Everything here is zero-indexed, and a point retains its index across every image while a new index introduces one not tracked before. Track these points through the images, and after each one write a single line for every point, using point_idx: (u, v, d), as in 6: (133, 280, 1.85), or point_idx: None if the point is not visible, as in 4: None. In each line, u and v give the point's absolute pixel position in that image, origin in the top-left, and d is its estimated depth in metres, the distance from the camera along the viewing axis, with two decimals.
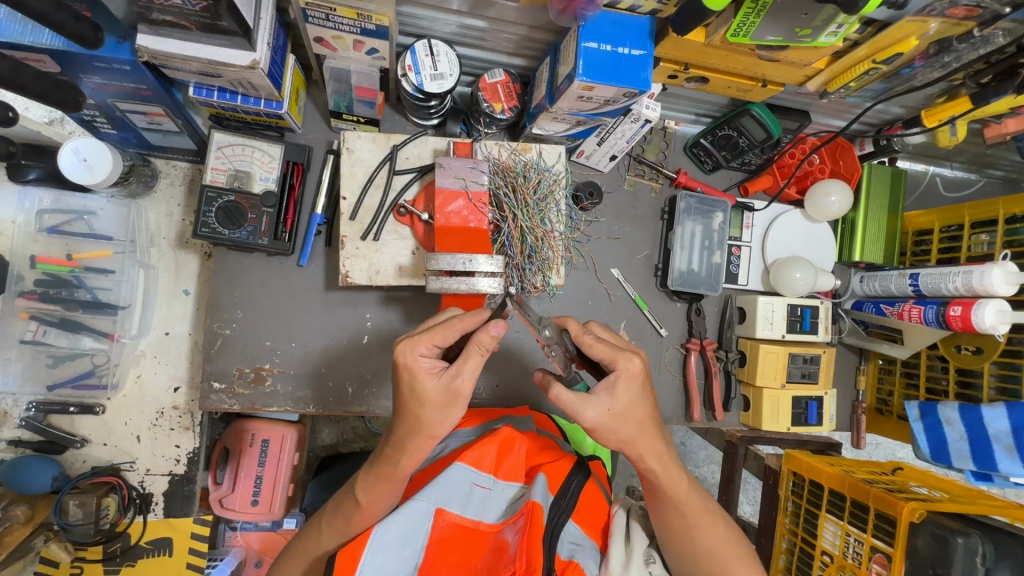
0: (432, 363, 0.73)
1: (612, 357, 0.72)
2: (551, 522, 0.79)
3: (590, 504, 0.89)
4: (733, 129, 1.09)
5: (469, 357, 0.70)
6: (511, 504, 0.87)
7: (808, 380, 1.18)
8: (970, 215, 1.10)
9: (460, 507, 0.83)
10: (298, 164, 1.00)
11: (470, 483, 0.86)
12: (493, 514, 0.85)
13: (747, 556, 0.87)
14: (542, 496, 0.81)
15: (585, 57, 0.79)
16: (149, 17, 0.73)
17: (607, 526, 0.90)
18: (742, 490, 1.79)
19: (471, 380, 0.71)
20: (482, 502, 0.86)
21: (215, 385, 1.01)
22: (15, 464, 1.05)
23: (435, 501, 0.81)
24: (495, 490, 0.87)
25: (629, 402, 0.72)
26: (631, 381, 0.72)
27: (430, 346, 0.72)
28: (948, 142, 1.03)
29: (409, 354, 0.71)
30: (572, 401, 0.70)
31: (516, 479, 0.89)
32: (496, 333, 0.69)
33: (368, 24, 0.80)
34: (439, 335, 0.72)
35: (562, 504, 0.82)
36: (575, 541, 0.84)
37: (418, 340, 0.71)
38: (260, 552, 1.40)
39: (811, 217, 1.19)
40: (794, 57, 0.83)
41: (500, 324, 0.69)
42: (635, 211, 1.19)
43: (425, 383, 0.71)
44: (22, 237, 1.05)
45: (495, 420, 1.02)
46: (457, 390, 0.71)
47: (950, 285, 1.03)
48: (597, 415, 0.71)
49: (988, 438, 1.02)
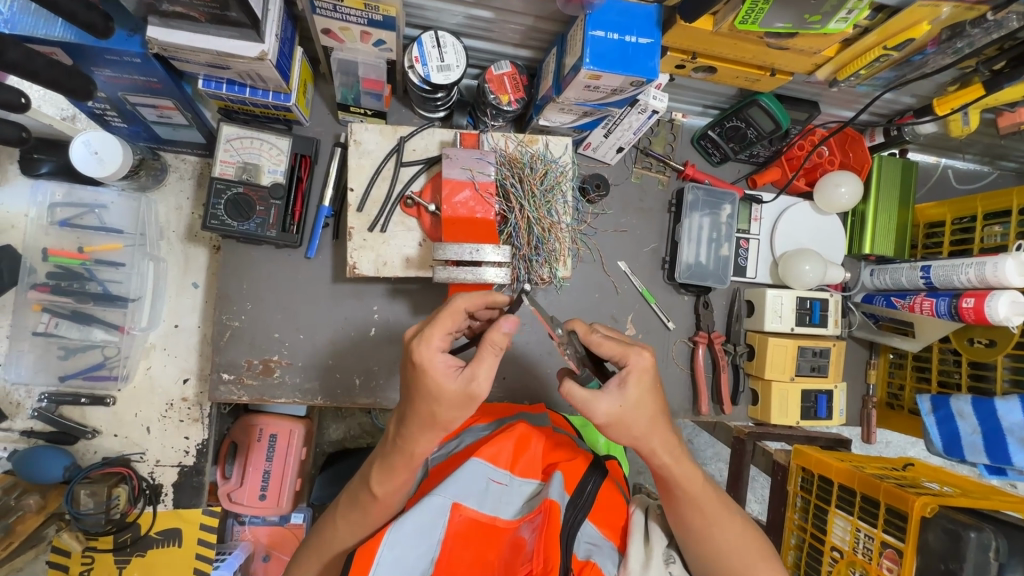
0: (448, 360, 0.71)
1: (622, 353, 0.74)
2: (568, 522, 0.79)
3: (607, 504, 0.88)
4: (742, 120, 1.08)
5: (484, 357, 0.70)
6: (528, 501, 0.86)
7: (817, 373, 1.17)
8: (983, 206, 1.09)
9: (477, 503, 0.83)
10: (305, 157, 1.01)
11: (487, 479, 0.85)
12: (510, 510, 0.85)
13: (766, 558, 0.85)
14: (559, 494, 0.81)
15: (593, 45, 0.79)
16: (159, 9, 0.73)
17: (626, 526, 0.88)
18: (751, 488, 1.78)
19: (489, 380, 0.70)
20: (499, 498, 0.86)
21: (224, 376, 1.02)
22: (28, 454, 1.06)
23: (453, 497, 0.81)
24: (512, 485, 0.87)
25: (642, 393, 0.73)
26: (641, 378, 0.73)
27: (444, 339, 0.72)
28: (960, 131, 1.01)
29: (426, 351, 0.70)
30: (584, 397, 0.71)
31: (533, 476, 0.89)
32: (507, 330, 0.70)
33: (375, 14, 0.80)
34: (449, 324, 0.72)
35: (579, 503, 0.81)
36: (592, 541, 0.83)
37: (432, 336, 0.71)
38: (269, 546, 1.41)
39: (821, 209, 1.18)
40: (804, 44, 0.83)
41: (510, 320, 0.71)
42: (642, 204, 1.18)
43: (443, 382, 0.70)
44: (34, 230, 1.06)
45: (511, 416, 1.02)
46: (474, 391, 0.70)
47: (962, 276, 1.02)
48: (610, 409, 0.72)
49: (1001, 432, 1.00)
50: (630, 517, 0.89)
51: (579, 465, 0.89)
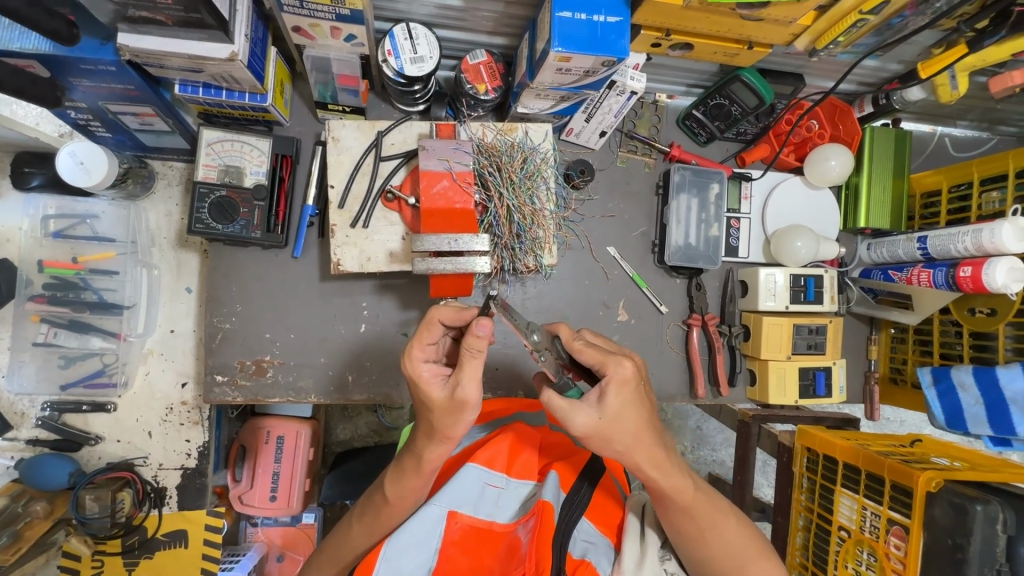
0: (433, 371, 0.74)
1: (602, 361, 0.71)
2: (564, 522, 0.77)
3: (602, 503, 0.88)
4: (725, 97, 1.06)
5: (464, 361, 0.69)
6: (524, 504, 0.85)
7: (814, 351, 1.15)
8: (979, 171, 1.06)
9: (473, 509, 0.81)
10: (286, 156, 1.01)
11: (482, 484, 0.84)
12: (507, 514, 0.83)
13: (763, 557, 0.86)
14: (553, 495, 0.80)
15: (560, 27, 0.78)
16: (127, 15, 0.74)
17: (622, 526, 0.88)
18: (761, 471, 1.77)
19: (473, 385, 0.70)
20: (495, 502, 0.84)
21: (218, 378, 1.03)
22: (34, 462, 1.09)
23: (447, 505, 0.80)
24: (508, 489, 0.86)
25: (623, 402, 0.69)
26: (622, 390, 0.69)
27: (426, 351, 0.74)
28: (949, 96, 0.98)
29: (410, 364, 0.73)
30: (562, 406, 0.70)
31: (529, 478, 0.87)
32: (483, 334, 0.67)
33: (342, 9, 0.80)
34: (426, 334, 0.74)
35: (574, 501, 0.80)
36: (588, 539, 0.82)
37: (413, 350, 0.73)
38: (282, 547, 1.43)
39: (812, 183, 1.16)
40: (778, 14, 0.81)
41: (486, 321, 0.66)
42: (629, 188, 1.17)
43: (431, 391, 0.72)
44: (29, 243, 1.09)
45: (509, 418, 1.02)
46: (462, 398, 0.70)
47: (959, 245, 0.99)
48: (590, 415, 0.69)
49: (1005, 402, 0.98)
50: (626, 517, 0.88)
51: (573, 469, 0.89)
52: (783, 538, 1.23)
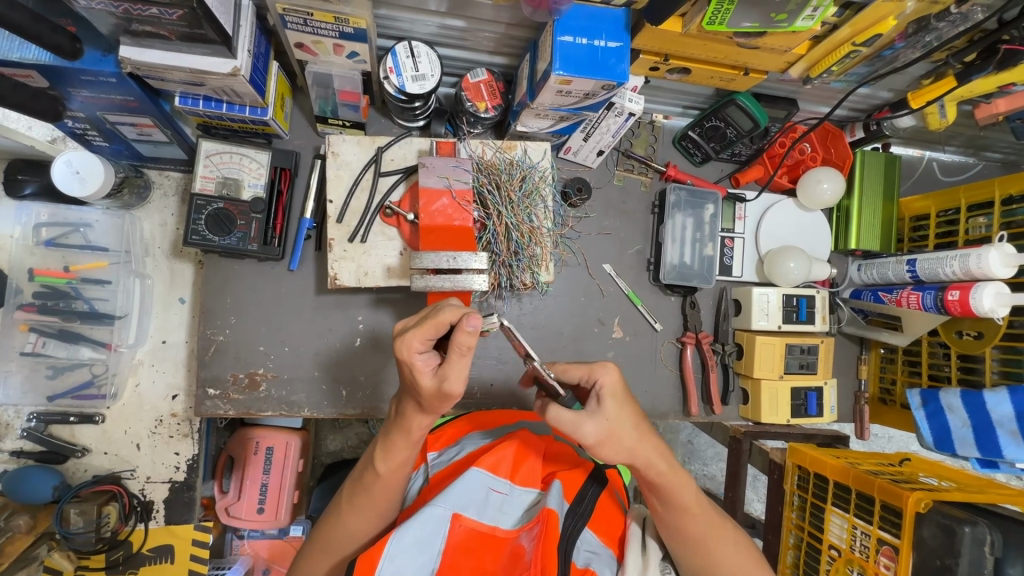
0: (427, 360, 0.71)
1: (590, 371, 0.75)
2: (568, 530, 0.77)
3: (605, 513, 0.87)
4: (721, 120, 1.07)
5: (462, 360, 0.68)
6: (528, 511, 0.83)
7: (806, 371, 1.16)
8: (966, 198, 1.08)
9: (478, 512, 0.79)
10: (285, 170, 1.01)
11: (487, 488, 0.82)
12: (510, 519, 0.82)
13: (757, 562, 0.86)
14: (557, 503, 0.79)
15: (561, 50, 0.79)
16: (131, 29, 0.74)
17: (624, 537, 0.87)
18: (752, 487, 1.78)
19: (461, 381, 0.69)
20: (499, 507, 0.82)
21: (211, 391, 1.02)
22: (18, 475, 1.07)
23: (452, 507, 0.77)
24: (512, 494, 0.83)
25: (618, 406, 0.73)
26: (615, 392, 0.73)
27: (424, 341, 0.71)
28: (938, 124, 1.03)
29: (405, 351, 0.70)
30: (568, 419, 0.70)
31: (534, 485, 0.86)
32: (473, 328, 0.66)
33: (346, 27, 0.80)
34: (431, 329, 0.70)
35: (579, 511, 0.80)
36: (592, 549, 0.82)
37: (411, 339, 0.70)
38: (268, 560, 1.41)
39: (804, 205, 1.18)
40: (774, 43, 0.83)
41: (474, 316, 0.66)
42: (625, 206, 1.18)
43: (421, 380, 0.70)
44: (20, 250, 1.07)
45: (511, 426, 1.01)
46: (448, 391, 0.69)
47: (947, 269, 1.01)
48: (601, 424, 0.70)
49: (992, 424, 1.00)
50: (628, 528, 0.87)
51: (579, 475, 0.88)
52: (774, 556, 1.23)
